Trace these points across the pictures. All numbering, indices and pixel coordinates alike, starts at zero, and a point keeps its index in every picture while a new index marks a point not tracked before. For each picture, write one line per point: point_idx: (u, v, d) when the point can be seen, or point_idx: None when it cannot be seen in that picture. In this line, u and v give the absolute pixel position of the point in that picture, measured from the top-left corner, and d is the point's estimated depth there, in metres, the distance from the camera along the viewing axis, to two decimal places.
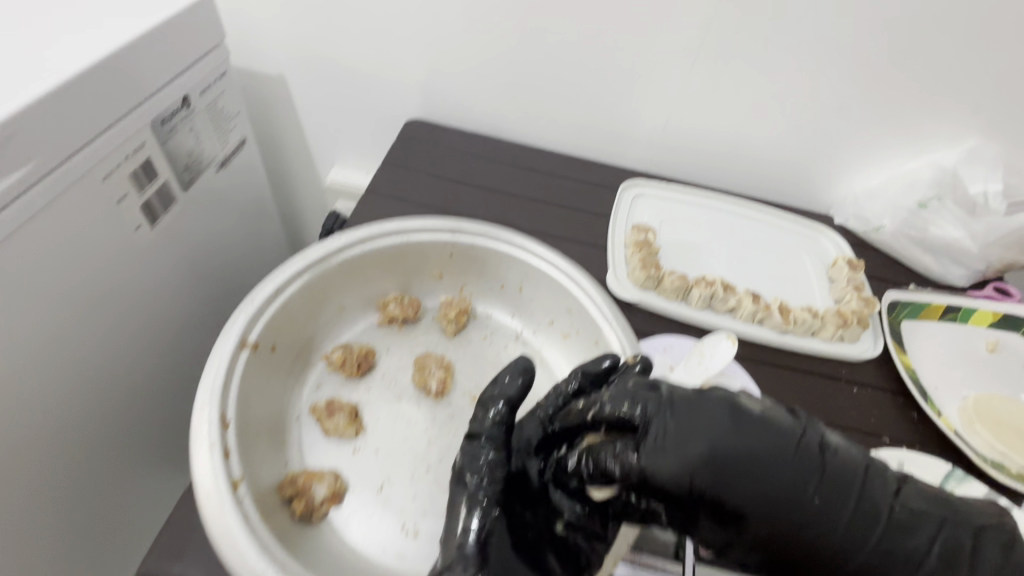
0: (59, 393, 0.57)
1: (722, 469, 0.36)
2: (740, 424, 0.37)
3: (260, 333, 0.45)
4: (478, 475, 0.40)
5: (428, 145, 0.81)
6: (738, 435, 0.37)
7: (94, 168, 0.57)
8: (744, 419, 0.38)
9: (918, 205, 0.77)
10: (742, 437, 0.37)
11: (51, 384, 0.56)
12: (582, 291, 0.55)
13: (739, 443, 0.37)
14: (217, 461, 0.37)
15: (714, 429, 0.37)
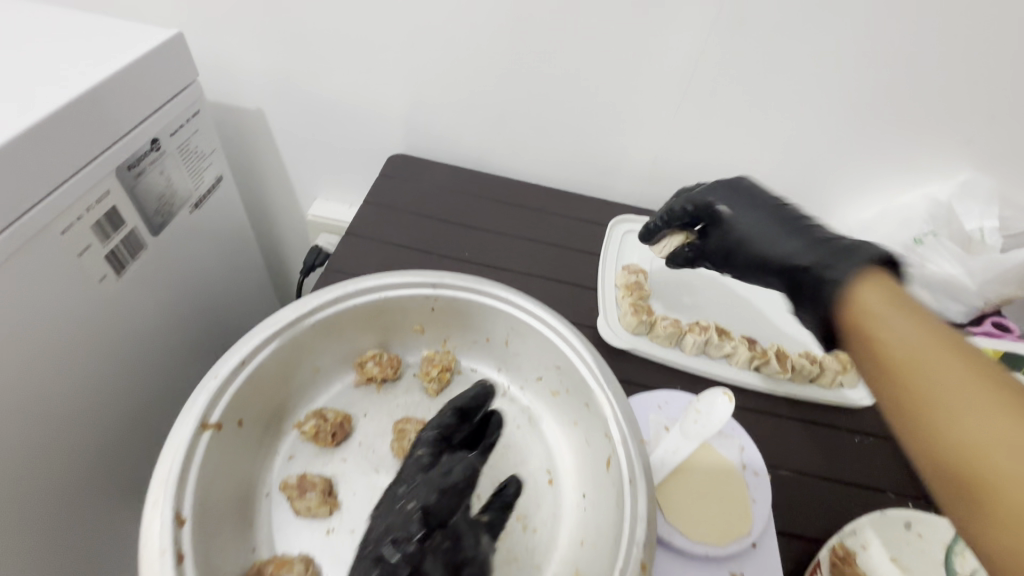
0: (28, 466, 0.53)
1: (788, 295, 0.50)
2: (803, 229, 0.51)
3: (223, 411, 0.42)
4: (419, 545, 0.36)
5: (412, 181, 0.79)
6: (798, 231, 0.51)
7: (53, 222, 0.53)
8: (798, 225, 0.52)
9: (913, 240, 0.76)
10: (814, 234, 0.50)
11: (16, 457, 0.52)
12: (571, 349, 0.52)
13: (820, 245, 0.48)
14: (169, 569, 0.33)
15: (805, 232, 0.51)
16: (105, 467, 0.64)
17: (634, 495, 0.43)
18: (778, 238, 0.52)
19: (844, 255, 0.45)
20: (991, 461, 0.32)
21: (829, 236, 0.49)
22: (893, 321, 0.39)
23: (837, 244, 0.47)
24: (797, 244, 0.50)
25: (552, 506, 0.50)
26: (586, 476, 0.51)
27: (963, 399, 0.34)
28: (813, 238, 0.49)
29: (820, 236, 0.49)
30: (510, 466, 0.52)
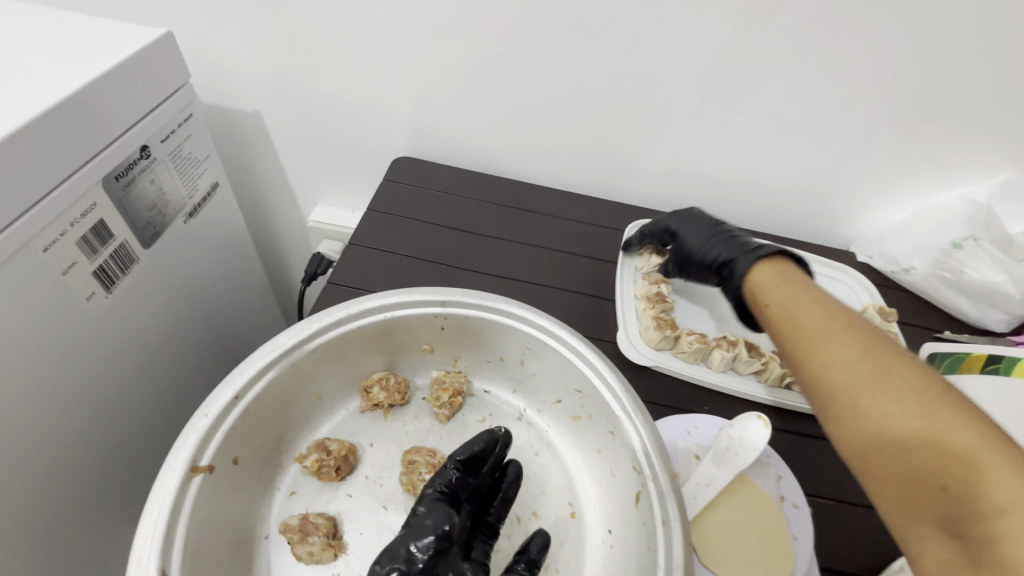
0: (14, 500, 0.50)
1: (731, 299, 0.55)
2: (729, 234, 0.58)
3: (215, 452, 0.38)
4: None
5: (418, 186, 0.75)
6: (725, 235, 0.58)
7: (33, 239, 0.49)
8: (724, 230, 0.59)
9: (952, 244, 0.71)
10: (733, 236, 0.58)
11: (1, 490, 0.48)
12: (592, 371, 0.48)
13: (733, 247, 0.56)
14: None
15: (732, 236, 0.58)
16: (98, 494, 0.61)
17: (668, 535, 0.39)
18: (718, 238, 0.58)
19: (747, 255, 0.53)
20: (852, 379, 0.38)
21: (740, 238, 0.57)
22: (774, 292, 0.48)
23: (743, 244, 0.56)
24: (721, 244, 0.57)
25: (573, 543, 0.46)
26: (611, 509, 0.47)
27: (831, 337, 0.41)
28: (728, 240, 0.57)
29: (738, 237, 0.57)
30: (528, 499, 0.48)
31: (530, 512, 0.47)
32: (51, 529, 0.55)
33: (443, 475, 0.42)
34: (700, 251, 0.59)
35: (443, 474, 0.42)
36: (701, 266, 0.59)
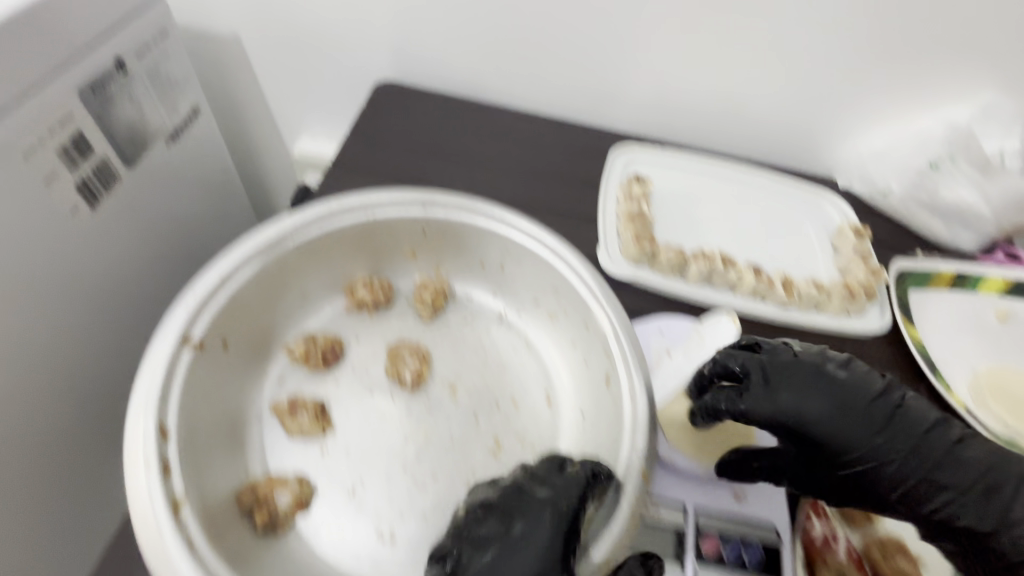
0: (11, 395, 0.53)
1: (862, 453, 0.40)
2: (893, 424, 0.41)
3: (206, 328, 0.39)
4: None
5: (400, 111, 0.74)
6: (881, 409, 0.41)
7: (8, 143, 0.49)
8: (838, 384, 0.41)
9: (929, 165, 0.72)
10: (923, 450, 0.40)
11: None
12: (569, 270, 0.50)
13: (839, 398, 0.41)
14: (154, 478, 0.32)
15: (895, 431, 0.41)
16: (97, 403, 0.64)
17: (635, 406, 0.43)
18: (832, 372, 0.42)
19: (809, 381, 0.41)
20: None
21: (918, 450, 0.40)
22: None
23: (931, 463, 0.40)
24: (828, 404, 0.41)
25: (549, 428, 0.49)
26: (587, 395, 0.50)
27: None
28: (883, 422, 0.41)
29: (933, 450, 0.40)
30: (507, 388, 0.51)
31: (508, 399, 0.50)
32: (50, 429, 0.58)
33: (505, 496, 0.38)
34: (827, 418, 0.40)
35: (522, 492, 0.38)
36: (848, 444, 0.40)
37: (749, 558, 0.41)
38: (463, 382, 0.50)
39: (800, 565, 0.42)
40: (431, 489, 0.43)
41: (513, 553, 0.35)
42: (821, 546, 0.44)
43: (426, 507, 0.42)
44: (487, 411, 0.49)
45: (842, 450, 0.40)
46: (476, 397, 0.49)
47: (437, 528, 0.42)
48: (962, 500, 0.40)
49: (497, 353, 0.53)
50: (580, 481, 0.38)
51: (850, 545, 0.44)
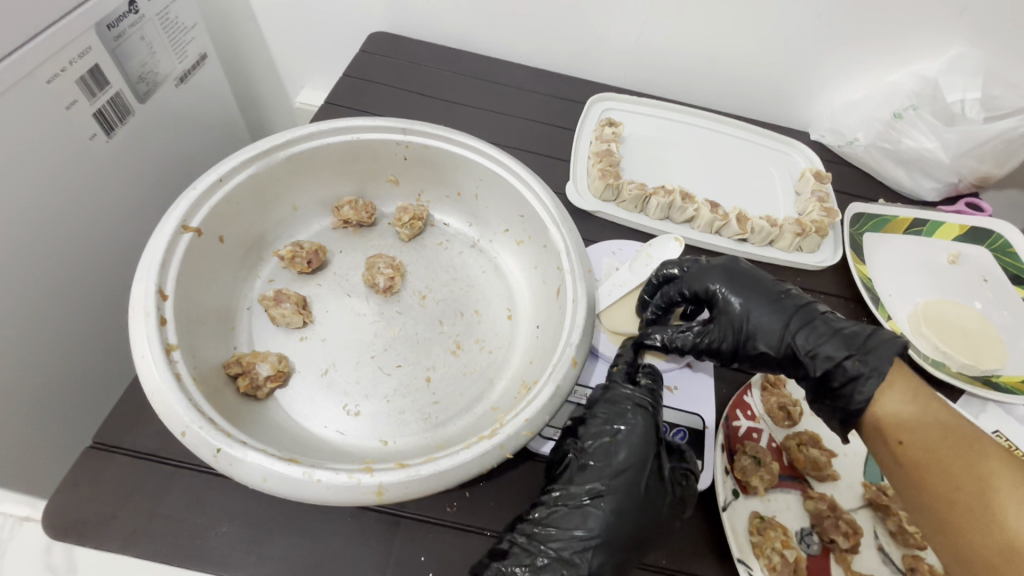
0: (47, 298, 0.60)
1: (764, 327, 0.48)
2: (789, 308, 0.48)
3: (203, 219, 0.45)
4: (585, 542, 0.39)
5: (390, 57, 0.78)
6: (778, 302, 0.49)
7: (37, 69, 0.55)
8: (762, 283, 0.50)
9: (894, 115, 0.75)
10: (811, 325, 0.47)
11: (34, 286, 0.58)
12: (532, 195, 0.53)
13: (739, 289, 0.50)
14: (152, 326, 0.38)
15: (784, 308, 0.48)
16: (113, 318, 0.71)
17: (576, 309, 0.46)
18: (730, 274, 0.51)
19: (737, 277, 0.50)
20: (951, 475, 0.38)
21: (809, 324, 0.47)
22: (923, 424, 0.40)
23: (813, 333, 0.46)
24: (756, 294, 0.49)
25: (508, 334, 0.53)
26: (542, 310, 0.54)
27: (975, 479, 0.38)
28: (773, 306, 0.48)
29: (820, 325, 0.47)
30: (472, 302, 0.54)
31: (472, 310, 0.54)
32: (77, 335, 0.65)
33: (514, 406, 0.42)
34: (746, 301, 0.49)
35: (613, 401, 0.45)
36: (757, 318, 0.48)
37: (674, 438, 0.48)
38: (432, 293, 0.54)
39: (721, 450, 0.47)
40: (394, 375, 0.48)
41: (618, 448, 0.42)
42: (743, 436, 0.49)
43: (389, 391, 0.47)
44: (451, 318, 0.53)
45: (726, 326, 0.49)
46: (442, 306, 0.53)
47: (398, 408, 0.47)
48: (839, 367, 0.44)
49: (466, 272, 0.57)
50: (649, 387, 0.46)
51: (770, 438, 0.49)
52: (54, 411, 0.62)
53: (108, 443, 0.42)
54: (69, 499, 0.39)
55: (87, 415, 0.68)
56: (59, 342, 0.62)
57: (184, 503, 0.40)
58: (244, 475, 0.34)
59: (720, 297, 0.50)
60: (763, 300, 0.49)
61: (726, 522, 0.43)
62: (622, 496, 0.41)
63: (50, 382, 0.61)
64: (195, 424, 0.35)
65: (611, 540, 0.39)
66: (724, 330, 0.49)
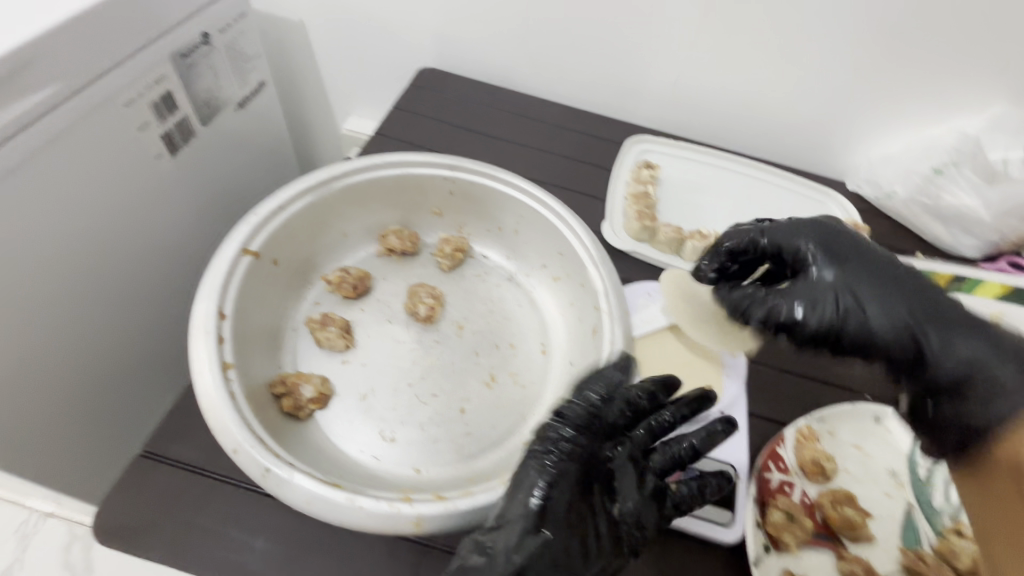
0: (103, 307, 0.64)
1: (883, 295, 0.42)
2: (907, 284, 0.42)
3: (263, 243, 0.48)
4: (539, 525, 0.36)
5: (438, 92, 0.82)
6: (893, 277, 0.43)
7: (116, 94, 0.60)
8: (880, 254, 0.44)
9: (933, 170, 0.75)
10: (932, 306, 0.41)
11: (92, 292, 0.62)
12: (573, 234, 0.55)
13: (851, 274, 0.43)
14: (212, 345, 0.40)
15: (899, 284, 0.42)
16: (156, 327, 0.74)
17: (612, 351, 0.47)
18: (843, 238, 0.45)
19: (852, 241, 0.44)
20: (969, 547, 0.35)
21: (938, 310, 0.41)
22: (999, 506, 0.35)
23: (934, 317, 0.41)
24: (869, 262, 0.43)
25: (541, 370, 0.54)
26: (576, 348, 0.54)
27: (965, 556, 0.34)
28: (892, 290, 0.42)
29: (941, 309, 0.41)
30: (507, 335, 0.56)
31: (508, 342, 0.55)
32: (124, 341, 0.68)
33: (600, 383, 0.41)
34: (857, 265, 0.43)
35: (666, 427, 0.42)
36: (870, 286, 0.42)
37: None
38: (469, 324, 0.55)
39: (753, 503, 0.46)
40: (429, 405, 0.49)
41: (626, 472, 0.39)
42: (775, 489, 0.48)
43: (424, 419, 0.48)
44: (486, 350, 0.54)
45: (842, 311, 0.42)
46: (479, 337, 0.54)
47: (432, 437, 0.48)
48: (979, 357, 0.39)
49: (502, 305, 0.58)
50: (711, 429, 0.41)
51: (803, 493, 0.49)
52: (91, 414, 0.65)
53: (157, 453, 0.44)
54: (116, 505, 0.41)
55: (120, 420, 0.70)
56: (110, 348, 0.66)
57: (224, 518, 0.41)
58: (288, 496, 0.35)
59: (823, 260, 0.44)
60: (886, 267, 0.43)
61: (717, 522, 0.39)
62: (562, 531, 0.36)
63: (93, 385, 0.64)
64: (246, 443, 0.36)
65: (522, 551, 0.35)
66: (828, 295, 0.42)
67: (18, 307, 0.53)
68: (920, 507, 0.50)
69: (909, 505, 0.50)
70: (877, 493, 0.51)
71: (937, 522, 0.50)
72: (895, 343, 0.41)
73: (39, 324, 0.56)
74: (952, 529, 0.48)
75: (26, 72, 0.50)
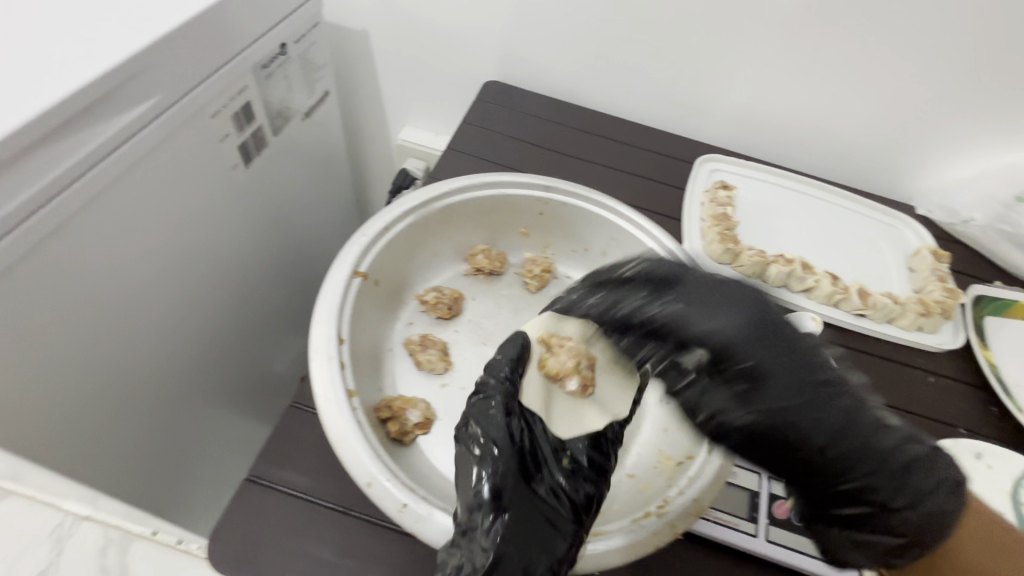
0: (176, 314, 0.64)
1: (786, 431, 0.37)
2: (810, 391, 0.37)
3: (369, 264, 0.47)
4: (495, 514, 0.35)
5: (506, 107, 0.81)
6: (807, 386, 0.37)
7: (206, 105, 0.59)
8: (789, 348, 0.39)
9: (1015, 198, 0.74)
10: (831, 408, 0.37)
11: (167, 302, 0.61)
12: (672, 259, 0.54)
13: (766, 338, 0.39)
14: (336, 371, 0.39)
15: (808, 391, 0.37)
16: (218, 337, 0.74)
17: None
18: (729, 318, 0.40)
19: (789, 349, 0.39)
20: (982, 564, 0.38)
21: (854, 432, 0.36)
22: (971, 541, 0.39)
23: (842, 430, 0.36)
24: (785, 371, 0.38)
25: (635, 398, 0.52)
26: None
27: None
28: (806, 372, 0.38)
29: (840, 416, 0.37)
30: None
31: None
32: (190, 353, 0.68)
33: (697, 302, 0.41)
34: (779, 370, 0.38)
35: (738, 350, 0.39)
36: (831, 429, 0.36)
37: None
38: None
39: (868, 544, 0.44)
40: None
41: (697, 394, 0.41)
42: None
43: None
44: None
45: (717, 324, 0.40)
46: None
47: None
48: (881, 472, 0.36)
49: None
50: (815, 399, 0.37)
51: None
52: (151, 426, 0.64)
53: (264, 478, 0.43)
54: (228, 531, 0.40)
55: (173, 435, 0.69)
56: (177, 356, 0.66)
57: (339, 549, 0.40)
58: (427, 534, 0.35)
59: (791, 398, 0.37)
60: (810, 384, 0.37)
61: (613, 539, 0.39)
62: (519, 516, 0.35)
63: (157, 396, 0.64)
64: (381, 475, 0.36)
65: (516, 533, 0.35)
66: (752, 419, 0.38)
67: (103, 319, 0.53)
68: None
69: None
70: None
71: None
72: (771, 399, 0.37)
73: (120, 336, 0.56)
74: None
75: (132, 85, 0.49)
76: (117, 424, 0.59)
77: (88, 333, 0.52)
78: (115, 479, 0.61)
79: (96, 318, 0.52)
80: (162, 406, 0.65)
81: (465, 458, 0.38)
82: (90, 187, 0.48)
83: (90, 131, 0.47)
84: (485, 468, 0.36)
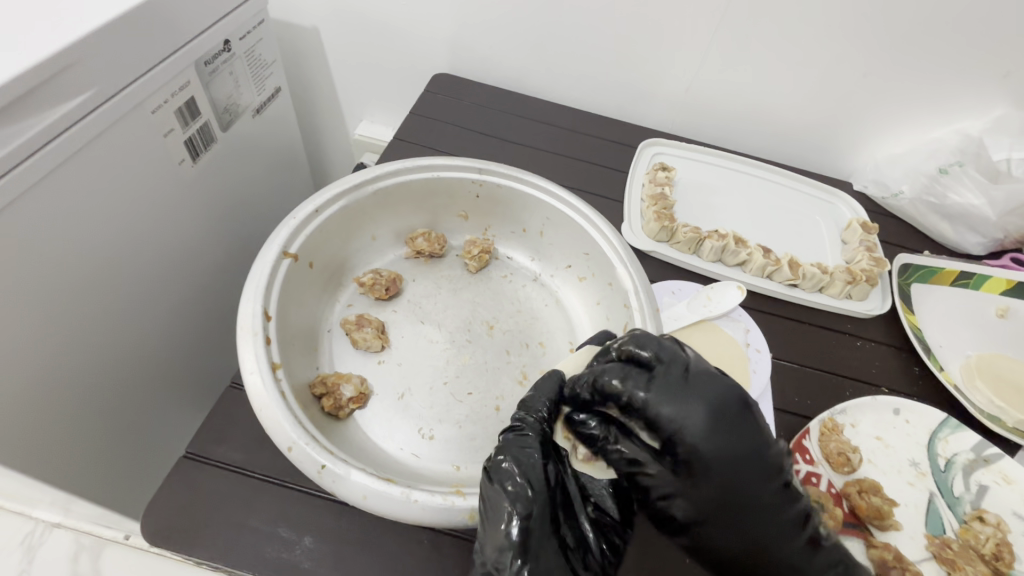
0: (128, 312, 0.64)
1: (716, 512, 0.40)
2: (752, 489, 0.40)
3: (300, 246, 0.49)
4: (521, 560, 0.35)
5: (453, 97, 0.83)
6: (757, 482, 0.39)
7: (145, 101, 0.60)
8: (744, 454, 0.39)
9: (940, 170, 0.78)
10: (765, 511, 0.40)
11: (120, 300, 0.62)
12: (600, 234, 0.56)
13: (730, 420, 0.39)
14: (260, 347, 0.41)
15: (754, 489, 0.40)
16: (176, 334, 0.74)
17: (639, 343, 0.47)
18: (697, 416, 0.38)
19: (751, 453, 0.39)
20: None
21: (766, 515, 0.40)
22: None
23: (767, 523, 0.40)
24: (737, 471, 0.39)
25: None
26: None
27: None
28: (761, 468, 0.40)
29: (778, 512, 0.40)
30: (537, 333, 0.56)
31: (537, 341, 0.56)
32: (147, 350, 0.69)
33: (666, 397, 0.38)
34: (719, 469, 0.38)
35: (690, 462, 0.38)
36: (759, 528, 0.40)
37: None
38: (499, 323, 0.56)
39: None
40: (465, 403, 0.50)
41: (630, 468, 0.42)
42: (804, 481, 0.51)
43: (461, 416, 0.49)
44: (517, 348, 0.55)
45: (686, 413, 0.38)
46: (509, 336, 0.55)
47: (469, 434, 0.48)
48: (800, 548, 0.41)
49: (529, 304, 0.59)
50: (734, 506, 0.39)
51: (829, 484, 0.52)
52: (109, 424, 0.64)
53: (201, 453, 0.44)
54: (162, 505, 0.42)
55: (134, 433, 0.69)
56: (132, 353, 0.66)
57: (271, 516, 0.42)
58: (344, 492, 0.37)
59: (731, 500, 0.39)
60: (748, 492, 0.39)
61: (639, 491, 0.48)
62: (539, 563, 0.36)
63: (114, 393, 0.64)
64: (301, 440, 0.38)
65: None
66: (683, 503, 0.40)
67: (50, 317, 0.53)
68: (940, 495, 0.52)
69: (931, 494, 0.52)
70: (901, 482, 0.53)
71: (958, 509, 0.51)
72: (719, 475, 0.39)
73: (70, 332, 0.56)
74: (974, 514, 0.50)
75: (62, 78, 0.50)
76: (74, 422, 0.58)
77: (36, 328, 0.52)
78: (78, 477, 0.60)
79: (43, 313, 0.52)
80: (121, 404, 0.65)
81: (497, 495, 0.37)
82: (24, 180, 0.48)
83: (20, 124, 0.47)
84: (517, 518, 0.36)
